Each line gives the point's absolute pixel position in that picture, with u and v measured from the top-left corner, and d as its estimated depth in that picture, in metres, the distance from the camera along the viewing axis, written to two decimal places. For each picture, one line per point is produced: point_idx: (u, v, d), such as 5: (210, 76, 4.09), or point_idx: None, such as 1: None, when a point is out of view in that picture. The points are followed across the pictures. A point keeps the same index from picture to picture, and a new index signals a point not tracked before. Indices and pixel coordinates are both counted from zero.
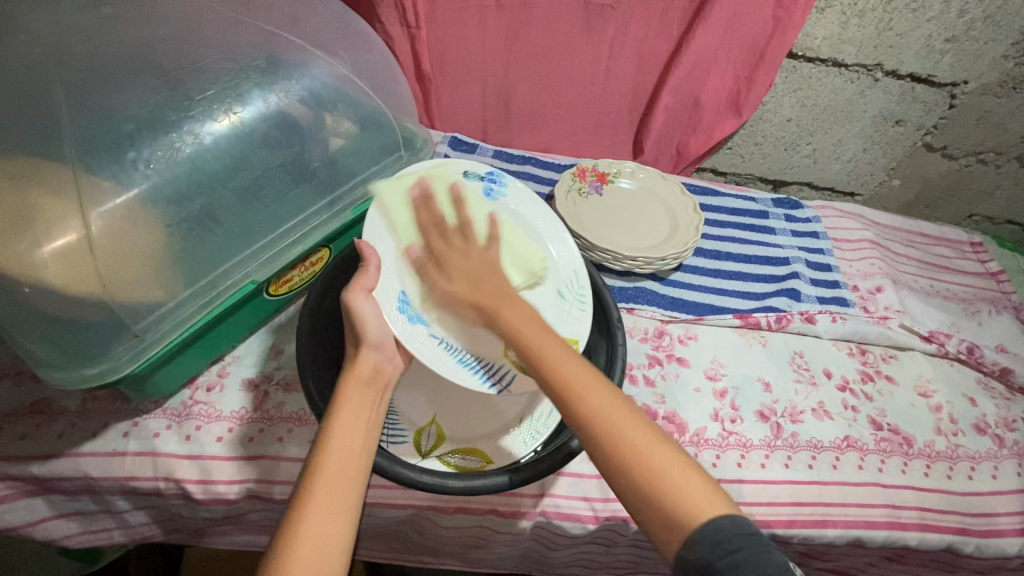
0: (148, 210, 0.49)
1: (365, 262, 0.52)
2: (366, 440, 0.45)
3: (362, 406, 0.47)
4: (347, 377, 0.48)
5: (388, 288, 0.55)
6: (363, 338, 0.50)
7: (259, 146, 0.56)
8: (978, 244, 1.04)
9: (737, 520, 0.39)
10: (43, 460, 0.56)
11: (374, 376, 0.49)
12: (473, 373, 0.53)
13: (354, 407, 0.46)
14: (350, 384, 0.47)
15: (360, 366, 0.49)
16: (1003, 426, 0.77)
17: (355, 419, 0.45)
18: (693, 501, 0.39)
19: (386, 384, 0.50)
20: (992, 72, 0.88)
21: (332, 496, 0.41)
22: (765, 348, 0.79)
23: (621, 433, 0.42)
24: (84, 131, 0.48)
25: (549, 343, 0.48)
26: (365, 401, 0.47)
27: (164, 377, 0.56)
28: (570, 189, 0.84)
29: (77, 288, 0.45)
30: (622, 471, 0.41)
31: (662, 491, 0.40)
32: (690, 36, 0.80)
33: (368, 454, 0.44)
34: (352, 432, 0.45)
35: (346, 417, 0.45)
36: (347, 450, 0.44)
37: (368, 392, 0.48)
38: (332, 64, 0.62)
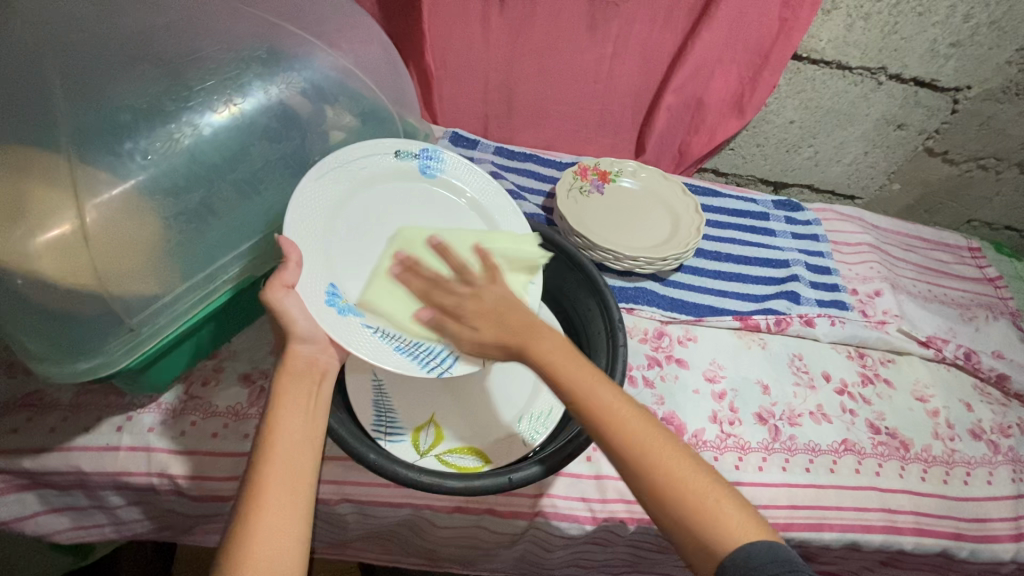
0: (145, 202, 0.48)
1: (286, 260, 0.48)
2: (306, 434, 0.44)
3: (300, 398, 0.45)
4: (283, 372, 0.46)
5: (314, 280, 0.50)
6: (293, 334, 0.47)
7: (259, 137, 0.55)
8: (976, 250, 1.04)
9: (770, 545, 0.39)
10: (34, 454, 0.55)
11: (310, 366, 0.48)
12: (414, 360, 0.51)
13: (291, 400, 0.45)
14: (285, 379, 0.46)
15: (294, 360, 0.47)
16: (999, 432, 0.77)
17: (293, 411, 0.44)
18: (740, 535, 0.40)
19: (323, 374, 0.48)
20: (996, 78, 0.88)
21: (280, 489, 0.40)
22: (764, 350, 0.79)
23: (662, 464, 0.42)
24: (80, 120, 0.47)
25: (585, 371, 0.45)
26: (302, 395, 0.46)
27: (159, 371, 0.56)
28: (572, 187, 0.83)
29: (71, 280, 0.44)
30: (668, 508, 0.41)
31: (705, 522, 0.40)
32: (695, 36, 0.79)
33: (312, 442, 0.44)
34: (289, 425, 0.43)
35: (287, 409, 0.44)
36: (288, 450, 0.42)
37: (303, 385, 0.46)
38: (334, 57, 0.61)
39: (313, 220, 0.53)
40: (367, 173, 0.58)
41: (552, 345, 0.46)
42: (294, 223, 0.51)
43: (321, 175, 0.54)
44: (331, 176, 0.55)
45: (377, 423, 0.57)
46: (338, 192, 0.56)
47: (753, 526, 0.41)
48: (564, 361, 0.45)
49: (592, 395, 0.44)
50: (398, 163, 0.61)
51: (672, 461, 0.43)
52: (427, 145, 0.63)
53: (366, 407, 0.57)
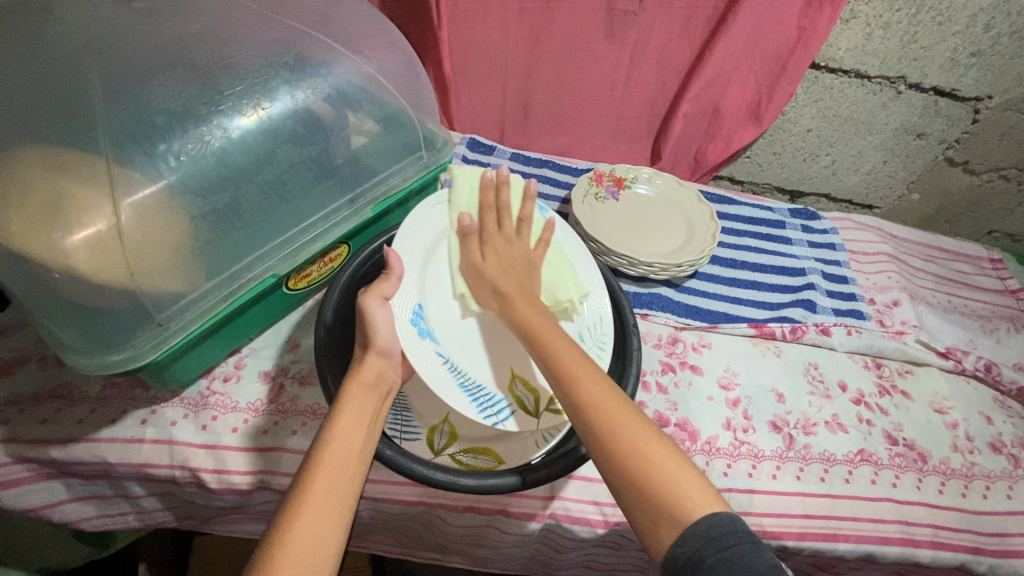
0: (176, 201, 0.50)
1: (389, 272, 0.55)
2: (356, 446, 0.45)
3: (365, 407, 0.49)
4: (353, 380, 0.50)
5: (406, 299, 0.56)
6: (373, 343, 0.52)
7: (285, 141, 0.57)
8: (998, 261, 1.02)
9: (730, 518, 0.40)
10: (62, 444, 0.57)
11: (378, 380, 0.51)
12: (473, 402, 0.54)
13: (358, 407, 0.48)
14: (355, 385, 0.49)
15: (368, 369, 0.51)
16: (1020, 446, 0.76)
17: (357, 418, 0.47)
18: (695, 504, 0.41)
19: (386, 392, 0.52)
20: (1018, 88, 0.87)
21: (331, 483, 0.42)
22: (780, 358, 0.78)
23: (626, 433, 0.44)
24: (117, 122, 0.49)
25: (564, 347, 0.51)
26: (364, 406, 0.49)
27: (183, 366, 0.57)
28: (587, 193, 0.84)
29: (104, 275, 0.46)
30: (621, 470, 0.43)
31: (664, 489, 0.42)
32: (713, 44, 0.79)
33: (367, 452, 0.46)
34: (351, 428, 0.46)
35: (343, 418, 0.47)
36: (339, 455, 0.44)
37: (372, 395, 0.50)
38: (358, 64, 0.63)
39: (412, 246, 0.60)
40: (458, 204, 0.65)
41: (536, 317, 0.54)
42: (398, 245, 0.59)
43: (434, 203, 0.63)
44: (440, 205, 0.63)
45: (394, 421, 0.58)
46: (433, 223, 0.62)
47: (711, 500, 0.41)
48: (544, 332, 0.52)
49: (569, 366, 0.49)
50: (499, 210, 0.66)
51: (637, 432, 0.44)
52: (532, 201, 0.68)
53: None
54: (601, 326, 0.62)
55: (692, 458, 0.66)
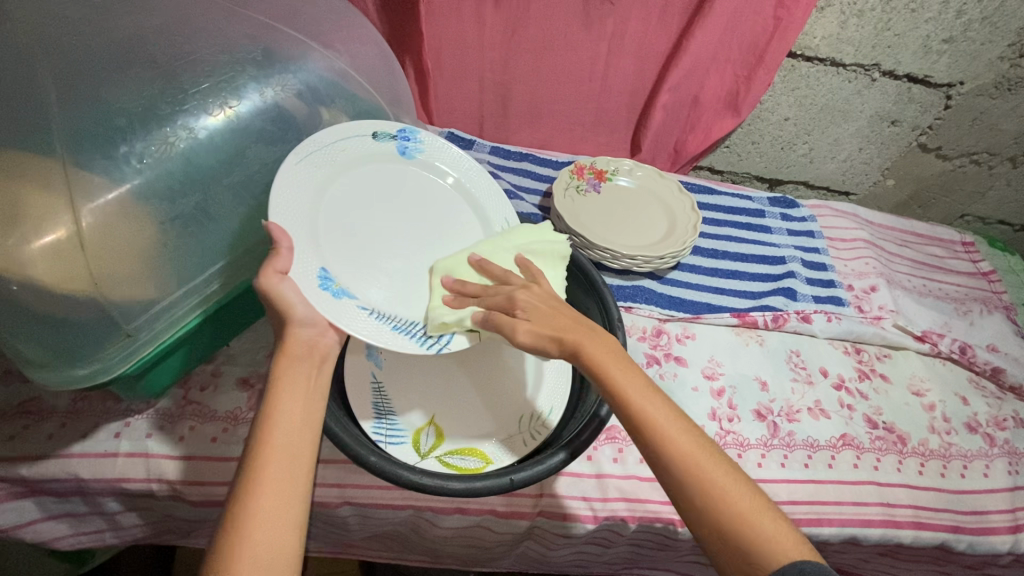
0: (141, 207, 0.48)
1: (278, 245, 0.46)
2: (304, 424, 0.43)
3: (299, 379, 0.45)
4: (282, 357, 0.45)
5: (306, 266, 0.48)
6: (290, 318, 0.46)
7: (254, 141, 0.55)
8: (970, 244, 1.05)
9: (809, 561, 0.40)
10: (31, 461, 0.54)
11: (310, 351, 0.47)
12: (412, 338, 0.51)
13: (293, 386, 0.44)
14: (282, 363, 0.45)
15: (294, 344, 0.46)
16: (995, 425, 0.78)
17: (293, 397, 0.44)
18: (786, 548, 0.41)
19: (324, 356, 0.47)
20: (988, 74, 0.88)
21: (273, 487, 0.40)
22: (762, 347, 0.79)
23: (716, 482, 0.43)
24: (73, 123, 0.46)
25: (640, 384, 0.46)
26: (300, 379, 0.45)
27: (157, 376, 0.55)
28: (568, 186, 0.83)
29: (69, 286, 0.44)
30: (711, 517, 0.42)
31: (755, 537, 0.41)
32: (690, 34, 0.79)
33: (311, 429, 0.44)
34: (291, 408, 0.43)
35: (283, 395, 0.44)
36: (282, 440, 0.42)
37: (303, 369, 0.46)
38: (329, 58, 0.61)
39: (296, 206, 0.50)
40: (344, 156, 0.56)
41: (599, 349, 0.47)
42: (278, 207, 0.48)
43: (301, 157, 0.52)
44: (313, 159, 0.53)
45: (377, 425, 0.56)
46: (316, 177, 0.52)
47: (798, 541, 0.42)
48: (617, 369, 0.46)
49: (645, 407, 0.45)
50: (374, 145, 0.58)
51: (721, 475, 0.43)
52: (402, 126, 0.61)
53: (366, 409, 0.57)
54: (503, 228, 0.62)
55: None
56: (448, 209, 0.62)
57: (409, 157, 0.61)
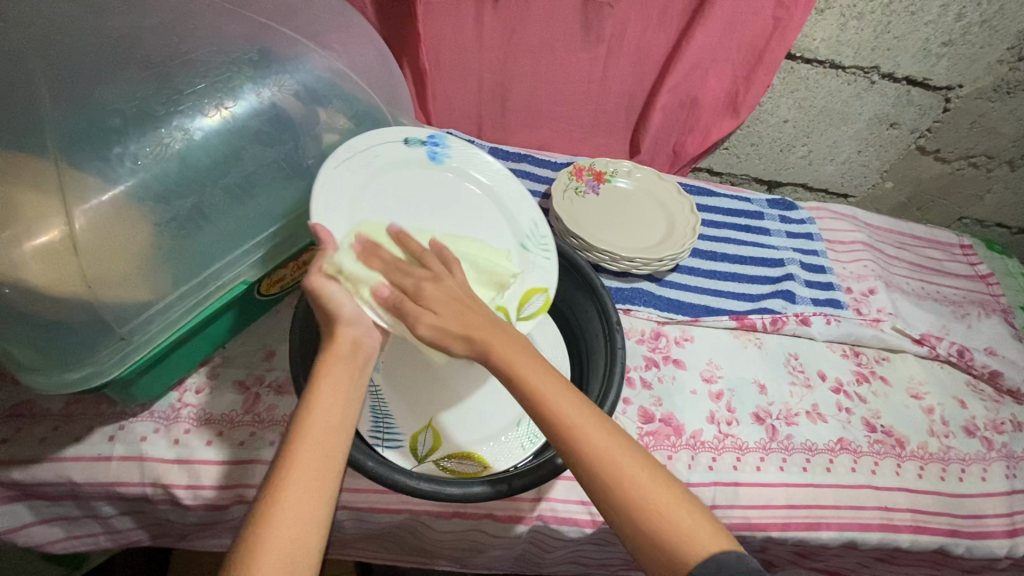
0: (136, 208, 0.48)
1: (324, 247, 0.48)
2: (342, 417, 0.43)
3: (343, 377, 0.45)
4: (326, 356, 0.45)
5: (346, 265, 0.50)
6: (338, 316, 0.47)
7: (251, 142, 0.54)
8: (968, 247, 1.05)
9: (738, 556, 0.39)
10: (24, 465, 0.54)
11: (353, 350, 0.46)
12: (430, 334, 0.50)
13: (335, 380, 0.44)
14: (328, 358, 0.45)
15: (338, 342, 0.46)
16: (993, 429, 0.78)
17: (334, 390, 0.44)
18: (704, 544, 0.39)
19: (366, 357, 0.47)
20: (987, 77, 0.88)
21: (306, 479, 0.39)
22: (760, 350, 0.79)
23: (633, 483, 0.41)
24: (66, 124, 0.46)
25: (551, 384, 0.44)
26: (343, 376, 0.45)
27: (152, 380, 0.55)
28: (567, 187, 0.83)
29: (62, 289, 0.43)
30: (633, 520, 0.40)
31: (675, 536, 0.40)
32: (689, 35, 0.79)
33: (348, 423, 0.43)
34: (329, 401, 0.43)
35: (323, 389, 0.43)
36: (322, 431, 0.41)
37: (347, 368, 0.45)
38: (327, 59, 0.60)
39: (334, 210, 0.51)
40: (381, 159, 0.57)
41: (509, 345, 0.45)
42: (318, 210, 0.50)
43: (339, 163, 0.53)
44: (350, 164, 0.54)
45: (375, 428, 0.56)
46: (353, 181, 0.54)
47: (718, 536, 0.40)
48: (526, 369, 0.44)
49: (558, 409, 0.43)
50: (406, 150, 0.58)
51: (643, 475, 0.42)
52: (432, 132, 0.61)
53: (363, 413, 0.57)
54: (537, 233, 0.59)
55: (678, 453, 0.66)
56: (477, 211, 0.59)
57: (436, 162, 0.60)
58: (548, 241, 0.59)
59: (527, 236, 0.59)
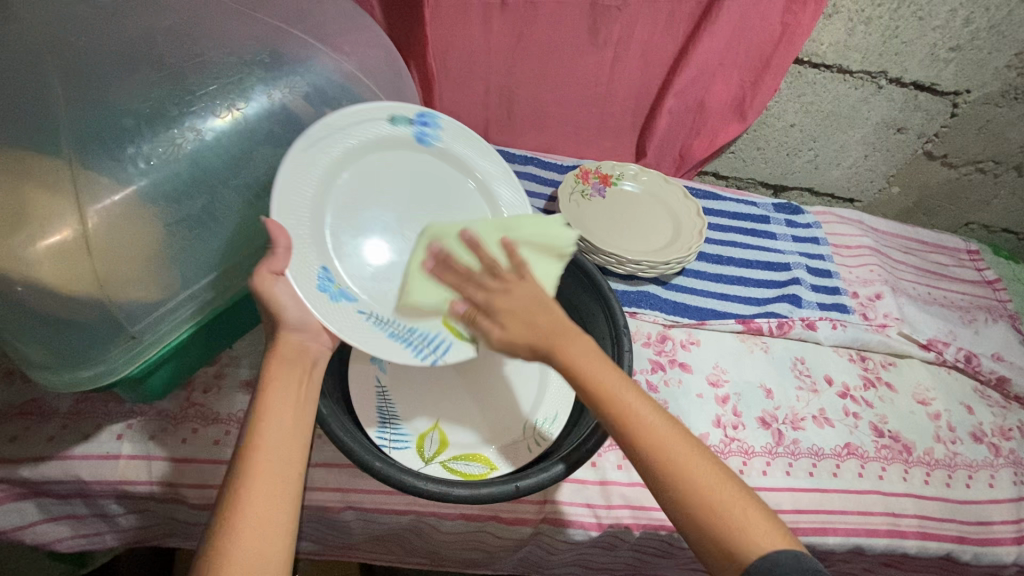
0: (148, 208, 0.48)
1: (274, 246, 0.46)
2: (297, 421, 0.44)
3: (291, 381, 0.46)
4: (272, 357, 0.47)
5: (305, 265, 0.48)
6: (283, 321, 0.48)
7: (261, 143, 0.55)
8: (975, 253, 1.04)
9: (797, 556, 0.38)
10: (32, 463, 0.54)
11: (300, 354, 0.48)
12: (408, 347, 0.50)
13: (284, 385, 0.45)
14: (275, 364, 0.46)
15: (285, 346, 0.47)
16: (1000, 435, 0.77)
17: (286, 396, 0.45)
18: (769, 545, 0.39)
19: (313, 362, 0.49)
20: (994, 82, 0.88)
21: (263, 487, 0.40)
22: (766, 354, 0.79)
23: (693, 479, 0.41)
24: (80, 124, 0.46)
25: (620, 385, 0.44)
26: (292, 380, 0.46)
27: (160, 379, 0.55)
28: (573, 190, 0.83)
29: (75, 287, 0.43)
30: (685, 510, 0.40)
31: (735, 537, 0.39)
32: (696, 40, 0.79)
33: (303, 425, 0.44)
34: (284, 407, 0.44)
35: (274, 396, 0.44)
36: (278, 438, 0.42)
37: (294, 371, 0.47)
38: (337, 61, 0.60)
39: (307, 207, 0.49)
40: (361, 140, 0.53)
41: (581, 352, 0.44)
42: (283, 205, 0.47)
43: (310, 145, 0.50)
44: (323, 145, 0.51)
45: (381, 429, 0.56)
46: (325, 164, 0.51)
47: (781, 537, 0.40)
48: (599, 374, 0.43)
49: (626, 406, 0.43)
50: (391, 131, 0.55)
51: (707, 474, 0.41)
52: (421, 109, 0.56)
53: (370, 413, 0.57)
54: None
55: None
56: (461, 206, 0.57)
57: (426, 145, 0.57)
58: (550, 249, 0.57)
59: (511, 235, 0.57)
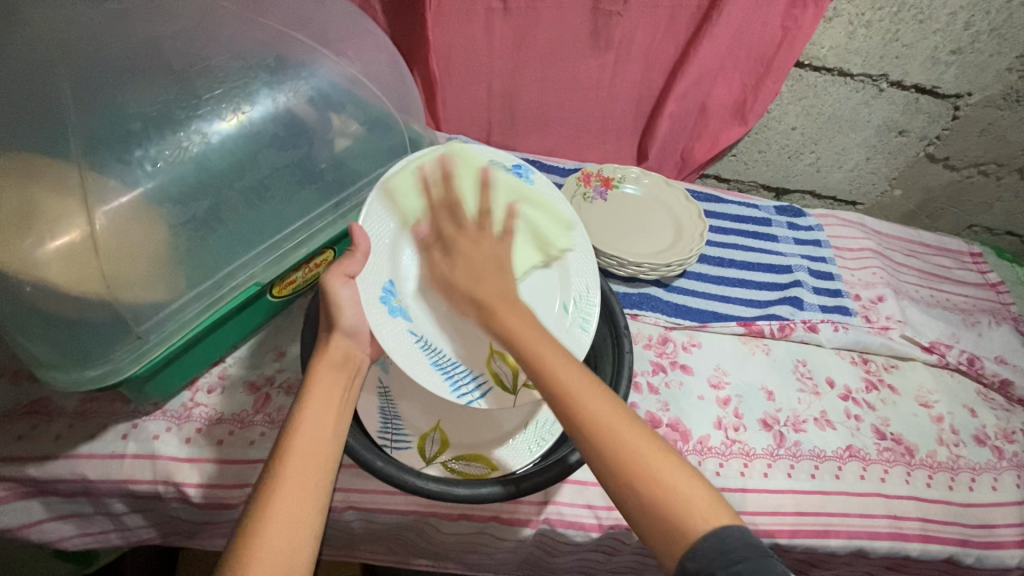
0: (154, 209, 0.49)
1: (355, 248, 0.52)
2: (333, 427, 0.45)
3: (334, 387, 0.48)
4: (321, 360, 0.49)
5: (374, 276, 0.54)
6: (338, 325, 0.51)
7: (266, 146, 0.56)
8: (978, 255, 1.04)
9: (738, 530, 0.38)
10: (40, 461, 0.55)
11: (345, 360, 0.50)
12: (446, 380, 0.53)
13: (325, 389, 0.47)
14: (323, 367, 0.48)
15: (333, 352, 0.50)
16: (1004, 438, 0.77)
17: (326, 400, 0.46)
18: (702, 515, 0.39)
19: (356, 369, 0.51)
20: (996, 85, 0.88)
21: (296, 485, 0.41)
22: (768, 356, 0.79)
23: (625, 445, 0.42)
24: (89, 128, 0.47)
25: (555, 354, 0.46)
26: (335, 385, 0.48)
27: (165, 379, 0.56)
28: (574, 194, 0.84)
29: (81, 287, 0.44)
30: (615, 476, 0.41)
31: (666, 502, 0.40)
32: (697, 44, 0.79)
33: (339, 431, 0.45)
34: (322, 411, 0.45)
35: (314, 399, 0.46)
36: (313, 441, 0.43)
37: (340, 376, 0.49)
38: (341, 65, 0.61)
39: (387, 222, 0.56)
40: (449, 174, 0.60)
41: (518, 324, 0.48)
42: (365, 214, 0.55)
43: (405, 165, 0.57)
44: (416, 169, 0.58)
45: (383, 429, 0.56)
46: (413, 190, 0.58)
47: (717, 508, 0.40)
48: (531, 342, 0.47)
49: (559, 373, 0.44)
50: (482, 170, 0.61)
51: (639, 441, 0.42)
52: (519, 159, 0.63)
53: (372, 414, 0.57)
54: (588, 299, 0.59)
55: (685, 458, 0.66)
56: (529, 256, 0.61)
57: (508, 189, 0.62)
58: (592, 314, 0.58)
59: (574, 300, 0.59)
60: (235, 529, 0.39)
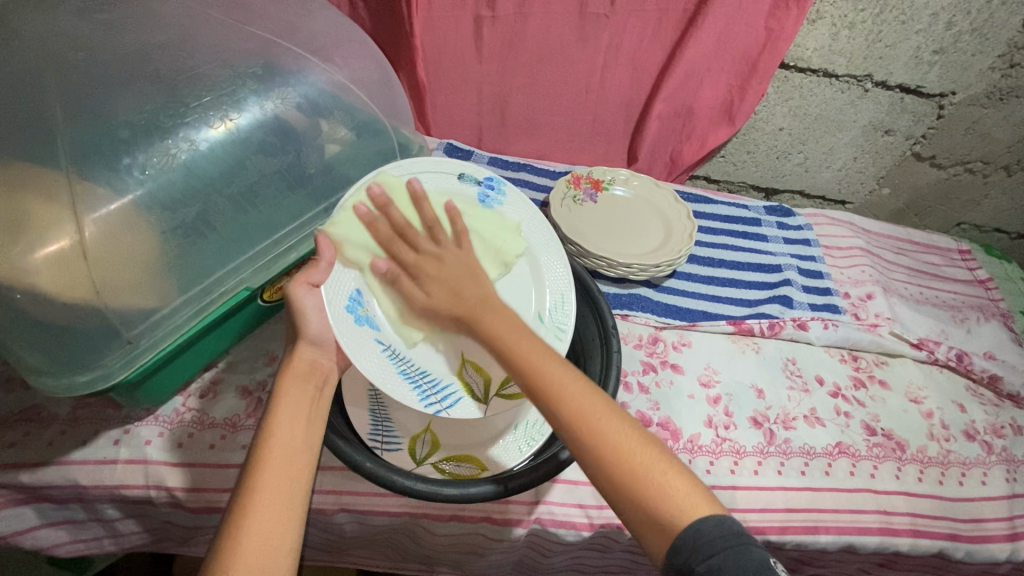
0: (142, 216, 0.49)
1: (319, 258, 0.52)
2: (304, 438, 0.46)
3: (302, 396, 0.48)
4: (286, 372, 0.49)
5: (341, 287, 0.54)
6: (303, 333, 0.51)
7: (255, 152, 0.56)
8: (966, 252, 1.05)
9: (717, 519, 0.40)
10: (32, 468, 0.55)
11: (312, 370, 0.51)
12: (415, 389, 0.54)
13: (293, 400, 0.48)
14: (289, 378, 0.49)
15: (297, 361, 0.50)
16: (993, 433, 0.78)
17: (294, 413, 0.47)
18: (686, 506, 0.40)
19: (324, 378, 0.51)
20: (979, 84, 0.89)
21: (272, 497, 0.42)
22: (758, 355, 0.79)
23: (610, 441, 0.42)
24: (78, 137, 0.48)
25: (537, 353, 0.46)
26: (303, 395, 0.48)
27: (156, 385, 0.56)
28: (565, 196, 0.84)
29: (70, 294, 0.44)
30: (603, 470, 0.42)
31: (651, 496, 0.41)
32: (682, 47, 0.81)
33: (311, 442, 0.46)
34: (291, 424, 0.46)
35: (282, 413, 0.46)
36: (283, 454, 0.44)
37: (307, 387, 0.49)
38: (329, 72, 0.62)
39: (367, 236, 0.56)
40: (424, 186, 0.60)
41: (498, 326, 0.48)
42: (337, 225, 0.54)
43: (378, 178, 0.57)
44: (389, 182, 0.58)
45: (374, 432, 0.57)
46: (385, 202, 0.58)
47: (699, 498, 0.41)
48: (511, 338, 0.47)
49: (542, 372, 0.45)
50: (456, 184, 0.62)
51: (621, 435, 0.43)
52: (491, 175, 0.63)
53: (362, 417, 0.58)
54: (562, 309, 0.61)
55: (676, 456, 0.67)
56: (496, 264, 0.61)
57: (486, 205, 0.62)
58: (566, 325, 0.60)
59: (548, 310, 0.61)
60: (213, 547, 0.39)
